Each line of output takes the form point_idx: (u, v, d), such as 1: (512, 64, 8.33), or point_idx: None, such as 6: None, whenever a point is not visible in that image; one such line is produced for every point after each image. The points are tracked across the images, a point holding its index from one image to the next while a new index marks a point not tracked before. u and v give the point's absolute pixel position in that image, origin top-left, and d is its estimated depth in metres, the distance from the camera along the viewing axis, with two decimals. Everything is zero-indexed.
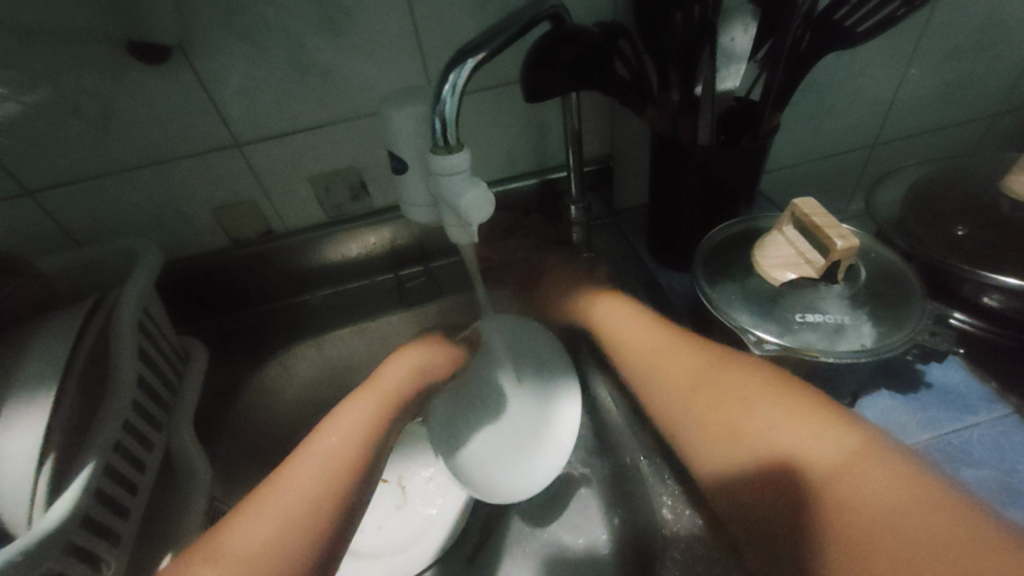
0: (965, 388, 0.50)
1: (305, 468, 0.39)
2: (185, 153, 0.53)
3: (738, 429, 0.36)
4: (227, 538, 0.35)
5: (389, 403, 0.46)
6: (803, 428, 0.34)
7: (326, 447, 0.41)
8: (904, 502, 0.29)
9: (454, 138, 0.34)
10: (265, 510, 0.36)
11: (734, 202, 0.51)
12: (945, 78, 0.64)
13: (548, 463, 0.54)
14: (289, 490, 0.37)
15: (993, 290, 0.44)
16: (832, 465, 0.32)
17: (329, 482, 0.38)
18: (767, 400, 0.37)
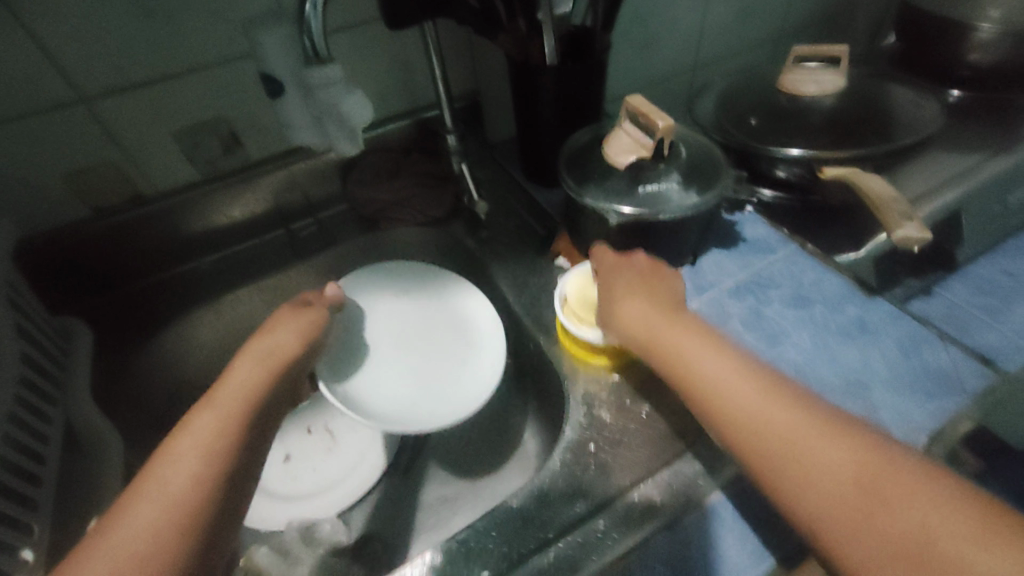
0: (768, 238, 0.58)
1: (183, 447, 0.33)
2: (19, 112, 0.49)
3: (718, 400, 0.34)
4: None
5: (253, 384, 0.40)
6: (773, 411, 0.32)
7: (181, 441, 0.34)
8: (856, 459, 0.29)
9: (325, 51, 0.37)
10: (109, 532, 0.29)
11: (585, 116, 0.60)
12: (737, 7, 0.78)
13: (485, 365, 0.55)
14: (170, 473, 0.32)
15: (782, 163, 0.57)
16: (804, 434, 0.30)
17: (213, 455, 0.33)
18: (744, 379, 0.34)
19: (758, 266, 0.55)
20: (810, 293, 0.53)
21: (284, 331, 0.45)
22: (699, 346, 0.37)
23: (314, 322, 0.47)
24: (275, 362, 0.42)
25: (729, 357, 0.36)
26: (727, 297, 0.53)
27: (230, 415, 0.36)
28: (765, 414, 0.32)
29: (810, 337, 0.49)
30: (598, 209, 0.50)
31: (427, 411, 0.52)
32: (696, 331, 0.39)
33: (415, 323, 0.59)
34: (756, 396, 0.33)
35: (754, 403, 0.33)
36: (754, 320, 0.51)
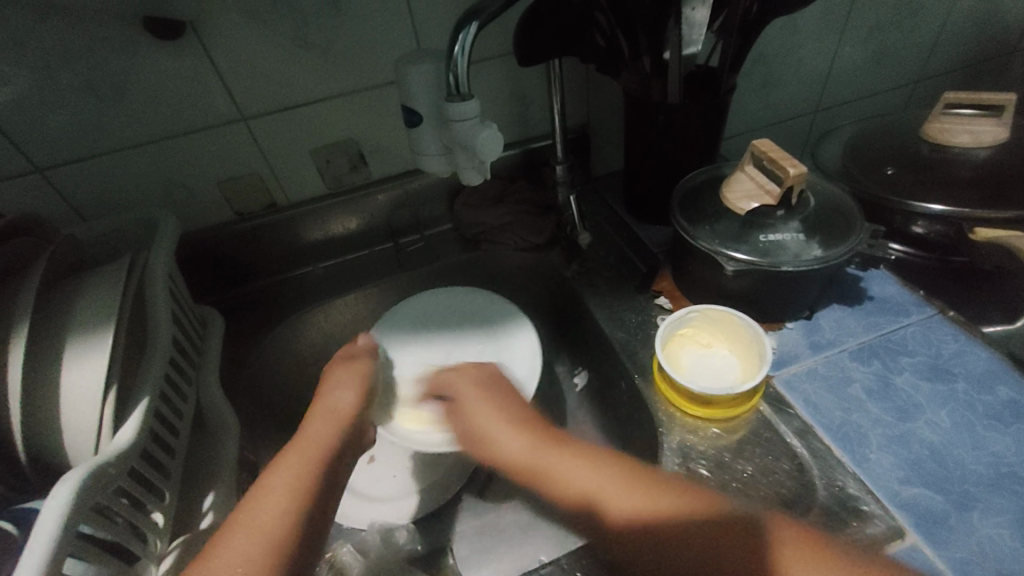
0: (899, 298, 0.54)
1: (263, 501, 0.36)
2: (194, 127, 0.56)
3: (627, 505, 0.36)
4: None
5: (333, 426, 0.44)
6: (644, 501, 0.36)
7: (276, 485, 0.37)
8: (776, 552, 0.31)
9: (466, 87, 0.41)
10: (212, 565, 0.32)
11: (700, 156, 0.58)
12: (872, 48, 0.73)
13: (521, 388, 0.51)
14: (243, 538, 0.34)
15: (921, 218, 0.52)
16: (743, 556, 0.31)
17: (290, 513, 0.36)
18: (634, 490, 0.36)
19: (886, 329, 0.52)
20: (949, 364, 0.48)
21: (343, 390, 0.47)
22: (594, 464, 0.39)
23: (372, 380, 0.49)
24: (339, 418, 0.44)
25: (602, 462, 0.39)
26: (849, 360, 0.49)
27: (301, 471, 0.39)
28: (662, 505, 0.35)
29: (950, 416, 0.44)
30: (709, 253, 0.48)
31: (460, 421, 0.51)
32: (584, 452, 0.41)
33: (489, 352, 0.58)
34: (634, 497, 0.36)
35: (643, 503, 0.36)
36: (880, 389, 0.47)
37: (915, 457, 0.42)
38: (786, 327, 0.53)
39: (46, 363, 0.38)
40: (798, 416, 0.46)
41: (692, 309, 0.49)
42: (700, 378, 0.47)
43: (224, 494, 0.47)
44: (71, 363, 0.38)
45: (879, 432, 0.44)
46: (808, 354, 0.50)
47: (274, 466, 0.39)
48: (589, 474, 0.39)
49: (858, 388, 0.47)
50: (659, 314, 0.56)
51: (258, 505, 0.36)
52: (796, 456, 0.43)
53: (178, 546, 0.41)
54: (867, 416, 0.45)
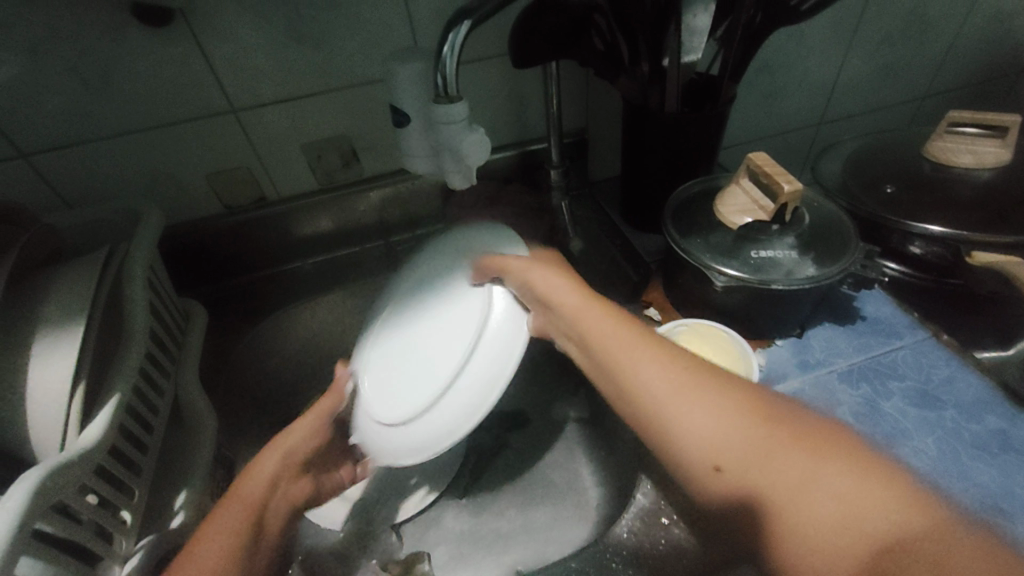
0: (892, 318, 0.53)
1: (233, 508, 0.39)
2: (183, 117, 0.55)
3: (714, 444, 0.31)
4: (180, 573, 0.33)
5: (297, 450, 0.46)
6: (713, 410, 0.33)
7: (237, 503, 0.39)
8: (827, 468, 0.28)
9: (454, 89, 0.40)
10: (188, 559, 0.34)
11: (697, 166, 0.57)
12: (879, 62, 0.72)
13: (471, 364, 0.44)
14: (210, 537, 0.36)
15: (917, 238, 0.51)
16: (783, 470, 0.29)
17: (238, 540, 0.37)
18: (699, 398, 0.33)
19: (877, 350, 0.51)
20: (938, 389, 0.47)
21: (304, 429, 0.47)
22: (657, 360, 0.37)
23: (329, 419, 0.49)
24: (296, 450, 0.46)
25: (654, 351, 0.37)
26: (837, 381, 0.48)
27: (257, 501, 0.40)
28: (762, 476, 0.30)
29: (936, 443, 0.43)
30: (700, 267, 0.47)
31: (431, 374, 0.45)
32: (661, 352, 0.37)
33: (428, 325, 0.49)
34: (733, 430, 0.31)
35: (725, 436, 0.32)
36: (867, 413, 0.46)
37: None
38: (775, 344, 0.52)
39: (14, 355, 0.37)
40: None
41: (685, 324, 0.50)
42: None
43: (197, 492, 0.46)
44: (40, 356, 0.37)
45: None
46: (796, 374, 0.49)
47: (239, 484, 0.41)
48: (660, 377, 0.35)
49: (845, 411, 0.46)
50: (647, 325, 0.56)
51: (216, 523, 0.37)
52: None
53: (144, 546, 0.40)
54: None
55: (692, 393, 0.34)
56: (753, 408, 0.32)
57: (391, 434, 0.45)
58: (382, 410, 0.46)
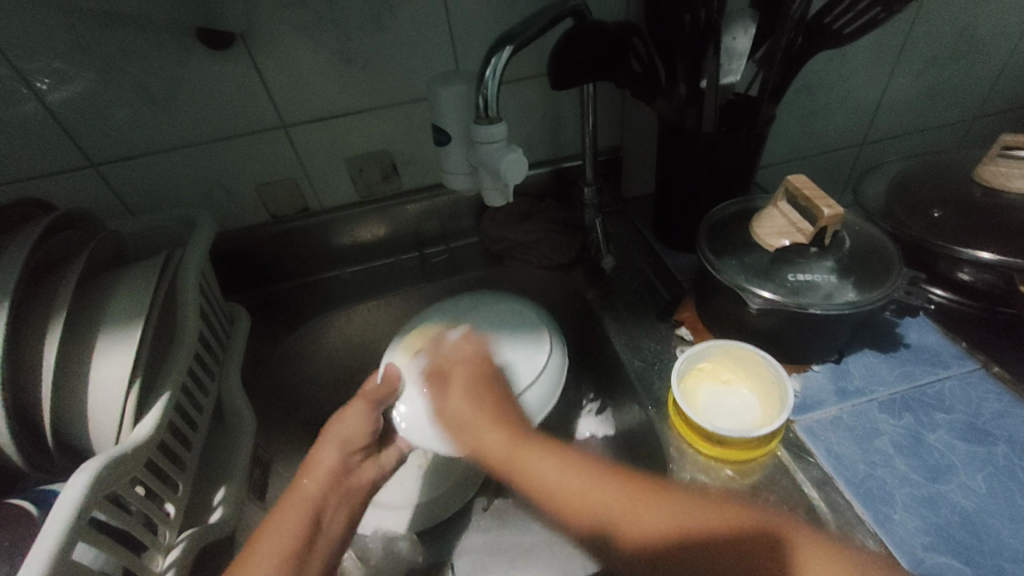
0: (938, 348, 0.52)
1: (307, 477, 0.43)
2: (237, 132, 0.59)
3: (640, 520, 0.38)
4: (260, 537, 0.38)
5: (371, 410, 0.48)
6: (603, 493, 0.40)
7: (318, 469, 0.43)
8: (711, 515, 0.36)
9: (494, 109, 0.41)
10: (275, 525, 0.39)
11: (734, 186, 0.57)
12: (926, 82, 0.70)
13: None
14: (291, 504, 0.40)
15: (967, 265, 0.49)
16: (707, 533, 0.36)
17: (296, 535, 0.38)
18: (608, 488, 0.40)
19: (921, 381, 0.49)
20: (987, 424, 0.45)
21: (356, 415, 0.47)
22: (575, 475, 0.41)
23: (381, 406, 0.48)
24: (374, 409, 0.48)
25: (546, 450, 0.43)
26: (878, 411, 0.47)
27: (334, 466, 0.44)
28: (660, 524, 0.37)
29: (985, 481, 0.41)
30: (735, 289, 0.46)
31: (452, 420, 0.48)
32: (558, 451, 0.43)
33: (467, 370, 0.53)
34: (651, 516, 0.38)
35: (630, 497, 0.39)
36: (910, 445, 0.44)
37: (944, 522, 0.40)
38: (813, 369, 0.51)
39: (79, 351, 0.40)
40: (818, 465, 0.44)
41: (712, 346, 0.48)
42: (720, 420, 0.45)
43: (235, 489, 0.48)
44: (102, 353, 0.40)
45: (905, 492, 0.41)
46: (833, 401, 0.48)
47: (314, 450, 0.45)
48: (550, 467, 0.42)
49: (886, 442, 0.44)
50: (679, 344, 0.55)
51: (274, 522, 0.39)
52: (813, 509, 0.42)
53: (187, 537, 0.42)
54: (894, 472, 0.43)
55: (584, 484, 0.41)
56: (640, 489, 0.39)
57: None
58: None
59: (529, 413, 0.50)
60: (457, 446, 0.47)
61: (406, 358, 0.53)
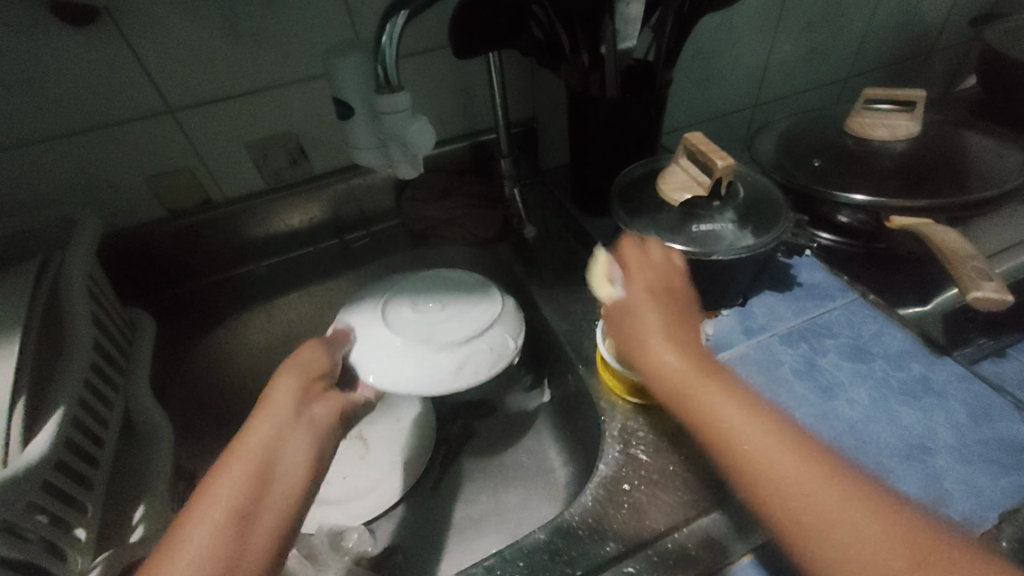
0: (826, 283, 0.57)
1: (251, 430, 0.40)
2: (114, 120, 0.53)
3: (781, 484, 0.30)
4: (185, 527, 0.34)
5: (312, 360, 0.47)
6: (754, 428, 0.33)
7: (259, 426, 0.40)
8: (834, 492, 0.29)
9: (395, 80, 0.40)
10: (199, 514, 0.34)
11: (641, 147, 0.60)
12: (803, 46, 0.76)
13: (461, 361, 0.50)
14: (225, 473, 0.37)
15: (844, 208, 0.56)
16: (777, 464, 0.31)
17: (242, 490, 0.36)
18: (764, 432, 0.32)
19: (813, 312, 0.54)
20: (867, 343, 0.51)
21: (310, 354, 0.47)
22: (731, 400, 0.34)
23: (337, 352, 0.50)
24: (311, 365, 0.46)
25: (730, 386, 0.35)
26: (779, 343, 0.52)
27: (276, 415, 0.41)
28: (797, 504, 0.30)
29: (867, 393, 0.47)
30: (648, 245, 0.49)
31: (427, 362, 0.50)
32: (737, 391, 0.35)
33: (431, 315, 0.54)
34: (741, 420, 0.33)
35: (782, 465, 0.31)
36: (806, 369, 0.49)
37: (834, 432, 0.45)
38: (722, 314, 0.55)
39: None
40: None
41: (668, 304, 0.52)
42: None
43: (157, 503, 0.45)
44: None
45: (805, 411, 0.46)
46: (741, 339, 0.53)
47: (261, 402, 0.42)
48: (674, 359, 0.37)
49: (787, 370, 0.49)
50: (603, 305, 0.58)
51: (222, 478, 0.36)
52: None
53: (102, 562, 0.40)
54: (794, 395, 0.48)
55: (746, 417, 0.33)
56: (796, 440, 0.32)
57: (424, 368, 0.49)
58: (417, 340, 0.51)
59: (474, 372, 0.50)
60: (418, 386, 0.49)
61: (362, 321, 0.54)
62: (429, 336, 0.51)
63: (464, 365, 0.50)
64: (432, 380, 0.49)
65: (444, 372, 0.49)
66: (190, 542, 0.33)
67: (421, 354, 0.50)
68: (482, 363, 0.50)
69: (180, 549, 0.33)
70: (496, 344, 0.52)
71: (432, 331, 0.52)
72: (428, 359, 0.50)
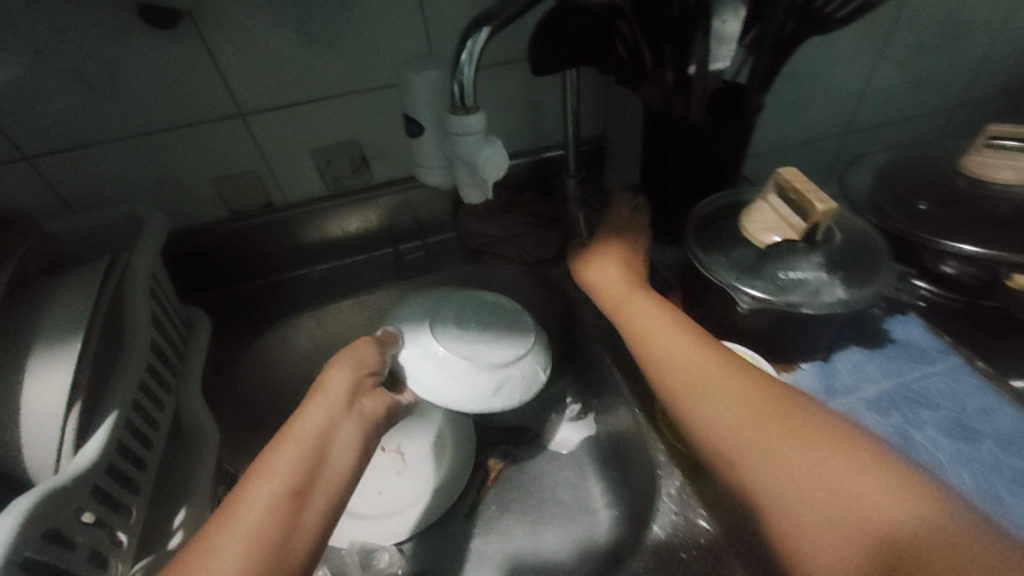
0: (923, 342, 0.51)
1: (313, 410, 0.39)
2: (188, 121, 0.54)
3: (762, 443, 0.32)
4: (244, 497, 0.33)
5: (364, 353, 0.45)
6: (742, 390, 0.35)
7: (322, 408, 0.39)
8: (795, 439, 0.31)
9: (470, 100, 0.38)
10: (258, 485, 0.34)
11: (721, 176, 0.55)
12: (908, 70, 0.69)
13: (501, 386, 0.48)
14: (288, 446, 0.36)
15: (952, 258, 0.49)
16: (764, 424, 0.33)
17: (295, 469, 0.35)
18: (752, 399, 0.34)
19: (908, 376, 0.48)
20: (973, 417, 0.45)
21: (364, 347, 0.46)
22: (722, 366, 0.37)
23: (387, 351, 0.48)
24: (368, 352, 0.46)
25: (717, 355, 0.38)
26: (865, 409, 0.46)
27: (339, 401, 0.40)
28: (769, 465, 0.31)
29: (972, 479, 0.41)
30: (725, 288, 0.45)
31: (470, 381, 0.47)
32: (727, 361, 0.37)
33: (479, 333, 0.52)
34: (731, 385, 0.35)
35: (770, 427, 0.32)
36: (898, 443, 0.44)
37: None
38: (800, 367, 0.50)
39: (6, 371, 0.36)
40: None
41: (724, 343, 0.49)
42: None
43: (197, 510, 0.44)
44: (32, 372, 0.36)
45: None
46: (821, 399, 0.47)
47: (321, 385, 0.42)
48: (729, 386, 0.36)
49: None
50: None
51: (277, 454, 0.36)
52: None
53: (141, 569, 0.39)
54: None
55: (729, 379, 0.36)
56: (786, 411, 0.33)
57: (466, 388, 0.47)
58: (465, 356, 0.49)
59: (509, 399, 0.48)
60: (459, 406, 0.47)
61: (410, 326, 0.51)
62: (476, 355, 0.49)
63: (502, 391, 0.48)
64: (472, 401, 0.47)
65: (483, 396, 0.47)
66: (246, 513, 0.32)
67: (466, 374, 0.48)
68: (517, 387, 0.49)
69: (238, 517, 0.32)
70: (533, 376, 0.50)
71: (477, 350, 0.50)
72: (471, 380, 0.48)
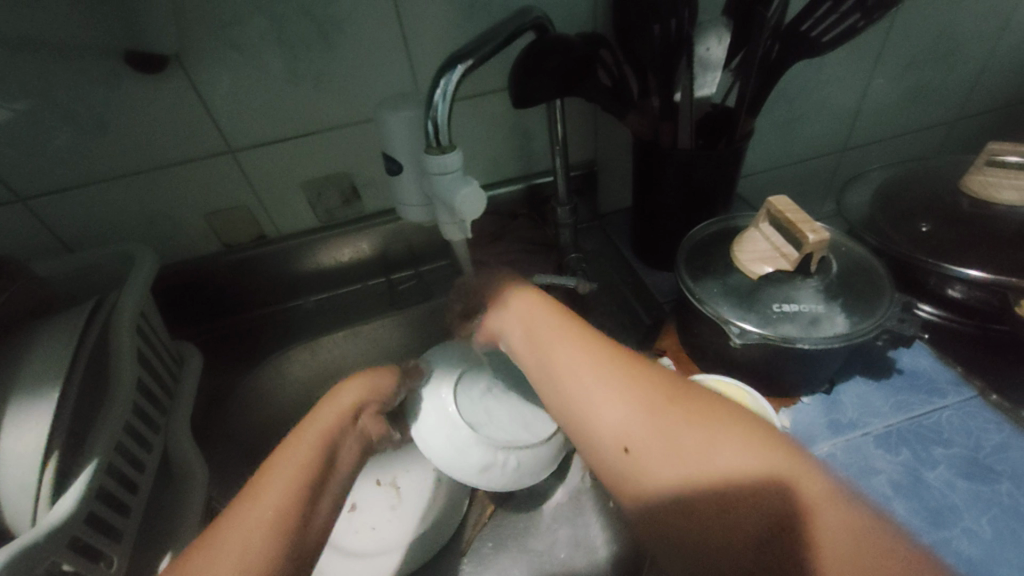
0: (933, 372, 0.50)
1: (304, 432, 0.40)
2: (178, 159, 0.54)
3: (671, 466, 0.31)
4: (247, 508, 0.33)
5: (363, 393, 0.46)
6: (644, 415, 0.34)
7: (311, 433, 0.40)
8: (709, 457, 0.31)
9: (446, 138, 0.37)
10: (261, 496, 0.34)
11: (714, 202, 0.54)
12: (904, 86, 0.68)
13: (493, 472, 0.47)
14: (285, 462, 0.37)
15: (957, 282, 0.47)
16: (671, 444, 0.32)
17: (296, 489, 0.35)
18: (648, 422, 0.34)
19: (917, 410, 0.47)
20: (987, 454, 0.43)
21: (367, 381, 0.47)
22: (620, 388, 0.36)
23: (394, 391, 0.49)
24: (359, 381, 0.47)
25: (612, 372, 0.37)
26: (873, 446, 0.45)
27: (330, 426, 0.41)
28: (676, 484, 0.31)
29: (991, 525, 0.39)
30: (717, 320, 0.43)
31: (465, 454, 0.47)
32: (624, 379, 0.36)
33: (497, 405, 0.51)
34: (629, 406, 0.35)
35: (671, 447, 0.32)
36: (909, 484, 0.42)
37: None
38: (802, 401, 0.49)
39: None
40: None
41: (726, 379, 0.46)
42: None
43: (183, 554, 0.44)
44: (10, 422, 0.35)
45: None
46: (826, 436, 0.46)
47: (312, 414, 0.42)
48: (619, 393, 0.36)
49: (884, 481, 0.42)
50: None
51: (272, 473, 0.36)
52: None
53: None
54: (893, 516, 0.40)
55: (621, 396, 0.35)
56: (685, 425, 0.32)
57: (458, 459, 0.47)
58: (474, 425, 0.48)
59: (495, 483, 0.48)
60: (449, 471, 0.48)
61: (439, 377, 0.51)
62: (483, 428, 0.49)
63: (491, 475, 0.47)
64: (460, 473, 0.47)
65: (469, 475, 0.47)
66: (254, 520, 0.32)
67: (465, 446, 0.47)
68: (508, 475, 0.48)
69: (251, 521, 0.32)
70: (531, 465, 0.49)
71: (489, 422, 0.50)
72: (467, 455, 0.47)
